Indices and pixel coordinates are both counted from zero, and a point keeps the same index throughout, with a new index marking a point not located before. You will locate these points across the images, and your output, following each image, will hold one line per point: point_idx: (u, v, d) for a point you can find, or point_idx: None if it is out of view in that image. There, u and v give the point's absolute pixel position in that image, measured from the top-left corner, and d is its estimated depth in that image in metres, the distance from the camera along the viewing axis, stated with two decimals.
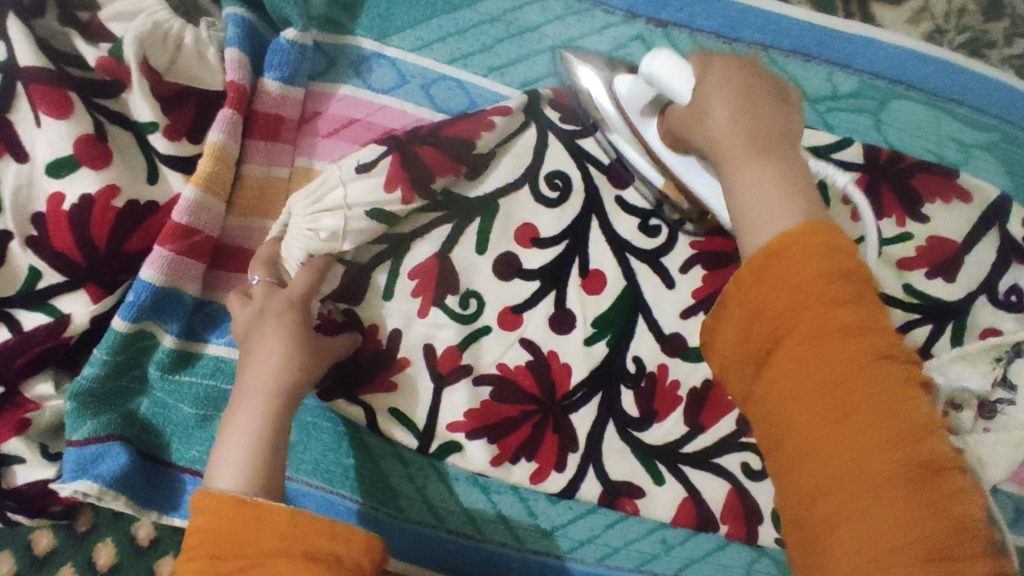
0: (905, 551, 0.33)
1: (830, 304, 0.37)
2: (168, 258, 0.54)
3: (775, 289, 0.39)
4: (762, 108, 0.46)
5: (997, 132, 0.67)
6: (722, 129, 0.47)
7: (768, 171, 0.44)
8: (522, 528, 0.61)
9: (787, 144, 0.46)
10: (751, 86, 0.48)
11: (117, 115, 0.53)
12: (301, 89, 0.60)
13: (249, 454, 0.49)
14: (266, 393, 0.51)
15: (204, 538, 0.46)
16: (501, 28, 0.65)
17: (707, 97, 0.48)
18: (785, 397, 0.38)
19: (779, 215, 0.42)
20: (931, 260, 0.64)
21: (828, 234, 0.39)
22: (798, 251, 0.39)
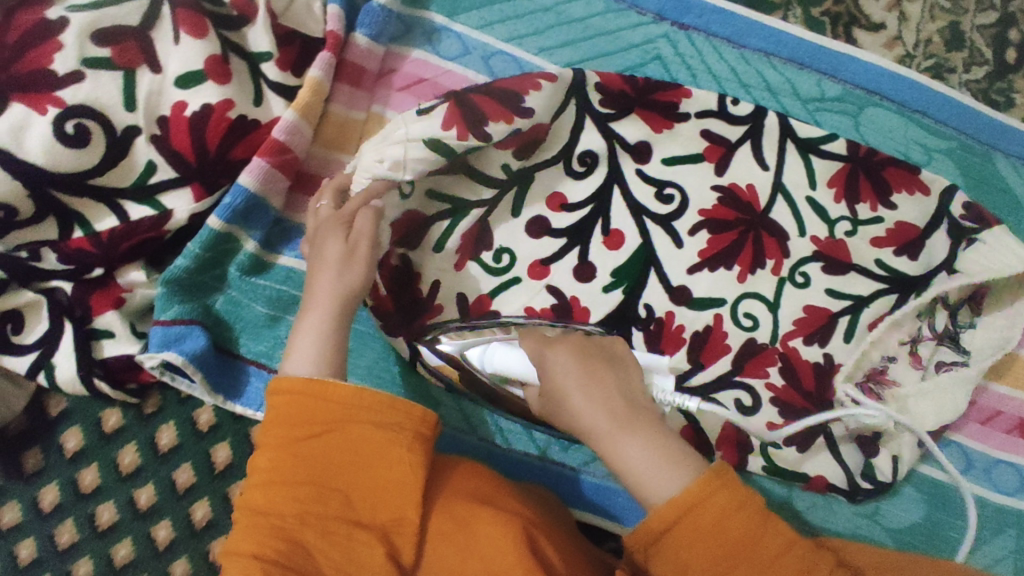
0: None
1: (747, 525, 0.45)
2: (265, 168, 0.63)
3: (708, 568, 0.45)
4: (605, 380, 0.55)
5: (955, 140, 0.80)
6: (583, 406, 0.53)
7: (645, 443, 0.50)
8: (544, 439, 0.69)
9: (640, 406, 0.53)
10: (596, 371, 0.55)
11: (237, 45, 0.62)
12: (383, 47, 0.71)
13: (321, 347, 0.57)
14: (332, 297, 0.59)
15: (279, 409, 0.53)
16: (551, 17, 0.76)
17: (565, 387, 0.55)
18: None
19: (665, 476, 0.48)
20: (898, 240, 0.76)
21: (724, 481, 0.47)
22: (712, 515, 0.46)
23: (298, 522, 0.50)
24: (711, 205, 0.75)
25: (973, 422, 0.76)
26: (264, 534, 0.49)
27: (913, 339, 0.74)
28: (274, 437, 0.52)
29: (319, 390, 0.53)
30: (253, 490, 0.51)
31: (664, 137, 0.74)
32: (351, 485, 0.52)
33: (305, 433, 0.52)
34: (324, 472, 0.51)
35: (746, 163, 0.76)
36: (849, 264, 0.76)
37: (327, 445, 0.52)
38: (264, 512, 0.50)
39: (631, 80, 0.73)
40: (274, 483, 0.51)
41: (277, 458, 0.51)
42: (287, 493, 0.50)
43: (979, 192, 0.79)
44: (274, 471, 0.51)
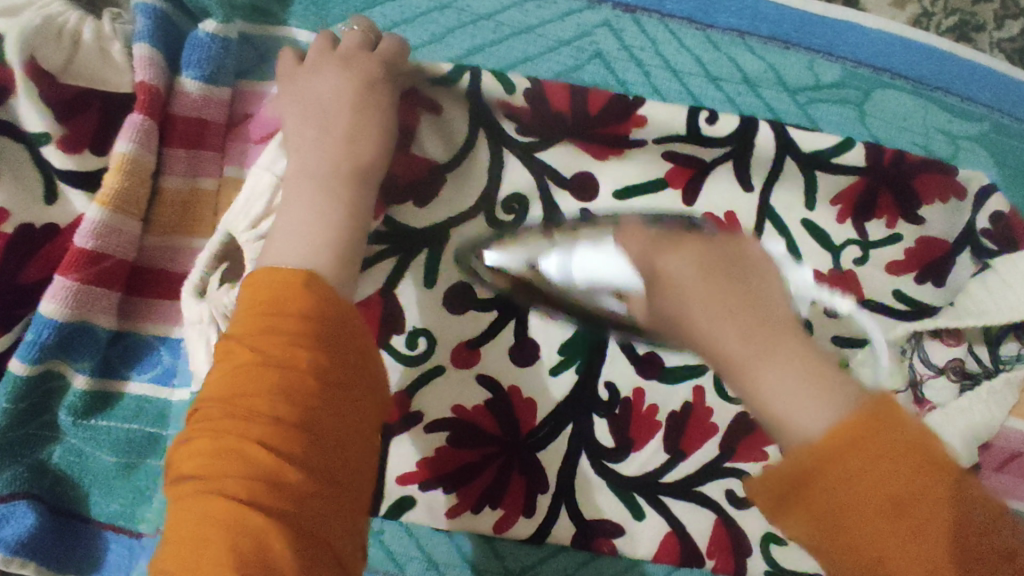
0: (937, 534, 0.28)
1: (908, 469, 0.28)
2: (72, 290, 0.47)
3: (860, 486, 0.29)
4: (725, 274, 0.43)
5: (988, 121, 0.63)
6: (687, 280, 0.42)
7: (789, 370, 0.36)
8: (488, 570, 0.56)
9: (781, 326, 0.39)
10: (716, 278, 0.42)
11: (5, 125, 0.46)
12: (226, 88, 0.53)
13: (317, 229, 0.43)
14: (334, 169, 0.46)
15: (274, 313, 0.36)
16: (452, 16, 0.57)
17: (666, 269, 0.44)
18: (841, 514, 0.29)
19: (814, 403, 0.33)
20: (919, 263, 0.60)
21: (881, 426, 0.30)
22: (866, 457, 0.29)
23: (302, 462, 0.33)
24: None
25: (1018, 479, 0.61)
26: (227, 477, 0.32)
27: (911, 382, 0.58)
28: (255, 340, 0.35)
29: (343, 315, 0.38)
30: (223, 416, 0.34)
31: (609, 165, 0.57)
32: (348, 434, 0.36)
33: (325, 370, 0.35)
34: (323, 423, 0.35)
35: (722, 184, 0.59)
36: (861, 301, 0.59)
37: (325, 376, 0.35)
38: (239, 436, 0.33)
39: (559, 118, 0.56)
40: (245, 414, 0.34)
41: (275, 383, 0.34)
42: (292, 428, 0.34)
43: (1018, 188, 0.63)
44: (238, 388, 0.34)
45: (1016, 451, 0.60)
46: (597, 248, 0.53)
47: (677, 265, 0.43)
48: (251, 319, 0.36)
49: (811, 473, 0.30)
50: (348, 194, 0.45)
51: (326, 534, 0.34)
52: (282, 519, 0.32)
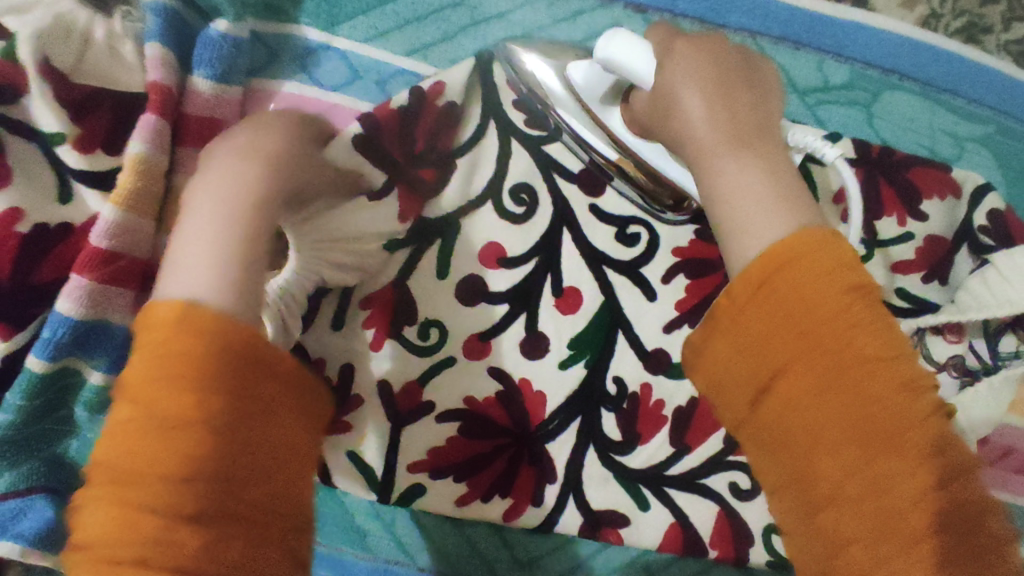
0: (867, 411, 0.31)
1: (851, 325, 0.32)
2: (88, 288, 0.47)
3: (791, 316, 0.32)
4: (729, 86, 0.40)
5: (993, 123, 0.63)
6: (698, 120, 0.39)
7: (757, 170, 0.38)
8: (497, 560, 0.57)
9: (767, 131, 0.40)
10: (729, 82, 0.41)
11: (14, 124, 0.44)
12: (239, 87, 0.53)
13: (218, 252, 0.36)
14: (241, 163, 0.40)
15: (158, 356, 0.31)
16: (464, 15, 0.58)
17: (677, 87, 0.41)
18: (759, 343, 0.33)
19: (774, 221, 0.35)
20: (928, 262, 0.59)
21: (838, 253, 0.33)
22: (806, 270, 0.33)
23: (199, 517, 0.29)
24: (688, 242, 0.60)
25: (1009, 473, 0.62)
26: (124, 547, 0.28)
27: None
28: (141, 396, 0.30)
29: (233, 353, 0.32)
30: (105, 481, 0.29)
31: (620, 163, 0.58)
32: (268, 478, 0.32)
33: (215, 412, 0.31)
34: (239, 453, 0.31)
35: None
36: None
37: (234, 427, 0.31)
38: (126, 499, 0.29)
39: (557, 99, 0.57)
40: (137, 480, 0.29)
41: (160, 432, 0.29)
42: (182, 482, 0.29)
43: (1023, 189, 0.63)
44: (123, 458, 0.30)
45: (1009, 447, 0.62)
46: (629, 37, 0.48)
47: (691, 95, 0.40)
48: (136, 375, 0.31)
49: (758, 288, 0.34)
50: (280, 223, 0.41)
51: None
52: None
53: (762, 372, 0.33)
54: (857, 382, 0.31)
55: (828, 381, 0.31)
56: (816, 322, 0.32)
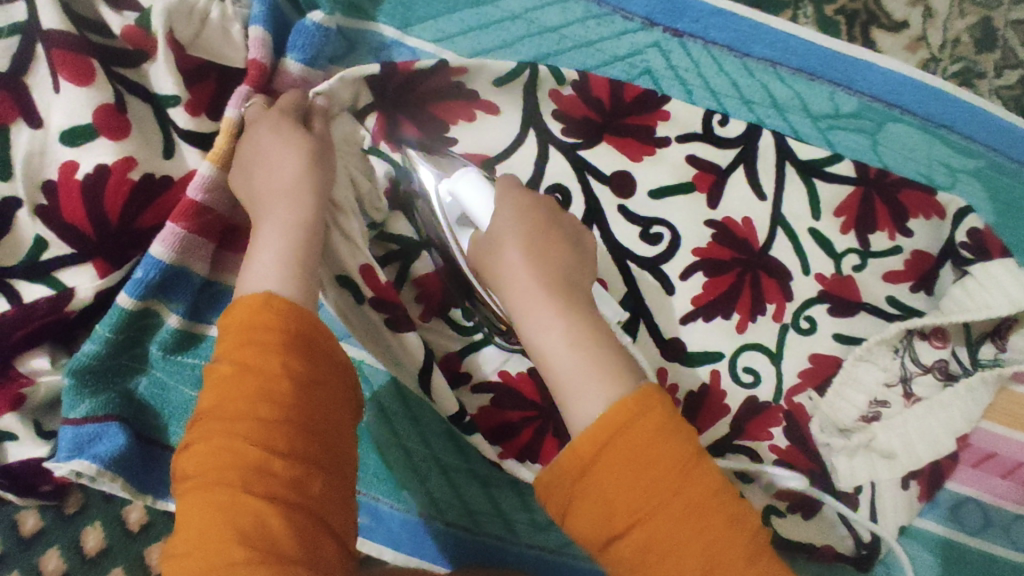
0: (689, 529, 0.39)
1: (666, 474, 0.40)
2: (180, 235, 0.52)
3: (624, 473, 0.40)
4: (549, 251, 0.50)
5: (985, 159, 0.70)
6: (519, 274, 0.48)
7: (565, 342, 0.46)
8: (519, 522, 0.62)
9: (574, 287, 0.48)
10: (541, 238, 0.50)
11: (136, 85, 0.52)
12: (322, 72, 0.59)
13: (285, 249, 0.47)
14: (295, 189, 0.49)
15: (253, 336, 0.42)
16: (522, 26, 0.65)
17: (500, 242, 0.50)
18: (609, 501, 0.40)
19: (595, 391, 0.43)
20: (916, 273, 0.67)
21: (648, 410, 0.41)
22: (631, 437, 0.41)
23: (287, 453, 0.40)
24: (706, 243, 0.65)
25: (993, 476, 0.67)
26: (232, 470, 0.39)
27: (903, 377, 0.65)
28: (230, 359, 0.42)
29: (311, 333, 0.44)
30: (213, 424, 0.40)
31: (644, 165, 0.64)
32: (330, 418, 0.43)
33: (299, 373, 0.42)
34: (314, 411, 0.42)
35: (739, 192, 0.66)
36: (859, 303, 0.66)
37: (304, 377, 0.42)
38: (230, 436, 0.39)
39: (597, 104, 0.64)
40: (232, 420, 0.40)
41: (253, 391, 0.40)
42: (274, 424, 0.40)
43: (1008, 220, 0.70)
44: (219, 404, 0.40)
45: (991, 451, 0.67)
46: (478, 178, 0.52)
47: (510, 259, 0.49)
48: (233, 339, 0.43)
49: (598, 455, 0.41)
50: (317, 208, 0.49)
51: (319, 505, 0.40)
52: (271, 498, 0.38)
53: (615, 524, 0.40)
54: (680, 516, 0.39)
55: (670, 522, 0.39)
56: (643, 483, 0.40)
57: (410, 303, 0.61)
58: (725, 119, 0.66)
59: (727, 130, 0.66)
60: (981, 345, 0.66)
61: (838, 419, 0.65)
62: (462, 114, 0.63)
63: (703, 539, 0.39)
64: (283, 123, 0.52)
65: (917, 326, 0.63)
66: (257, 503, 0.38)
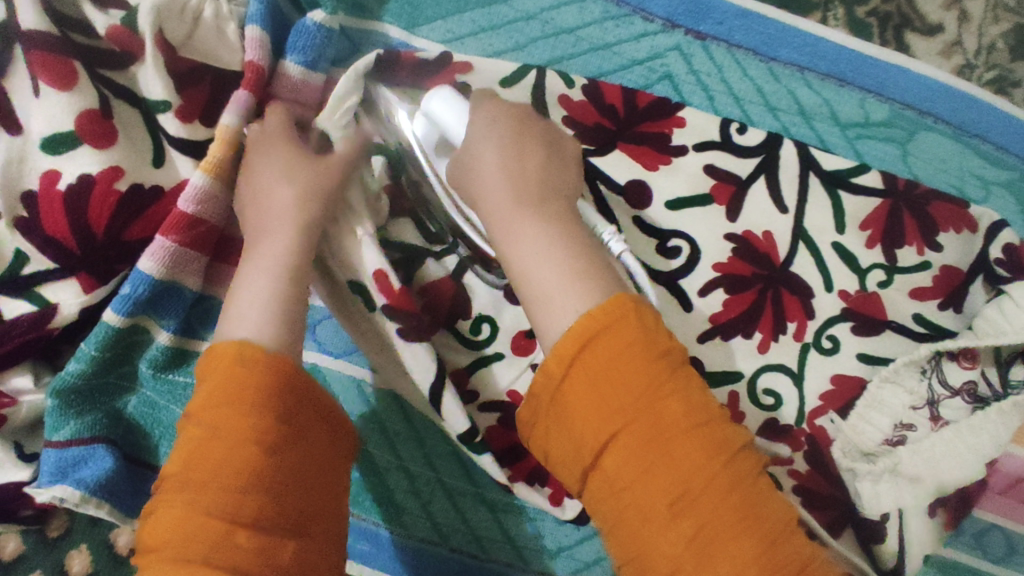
0: (660, 433, 0.39)
1: (639, 384, 0.39)
2: (171, 249, 0.49)
3: (595, 382, 0.40)
4: (530, 157, 0.50)
5: (1018, 170, 0.67)
6: (495, 172, 0.49)
7: (542, 241, 0.46)
8: (528, 548, 0.59)
9: (553, 196, 0.49)
10: (524, 144, 0.51)
11: (123, 89, 0.48)
12: (323, 75, 0.56)
13: (274, 291, 0.46)
14: (291, 222, 0.48)
15: (228, 391, 0.41)
16: (536, 27, 0.61)
17: (478, 143, 0.50)
18: (584, 415, 0.40)
19: (570, 302, 0.43)
20: (944, 290, 0.64)
21: (619, 313, 0.41)
22: (604, 344, 0.40)
23: (253, 524, 0.38)
24: (726, 258, 0.62)
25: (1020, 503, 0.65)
26: (196, 544, 0.37)
27: (930, 400, 0.63)
28: (200, 419, 0.40)
29: (291, 386, 0.43)
30: (177, 491, 0.39)
31: (660, 174, 0.61)
32: (305, 480, 0.42)
33: (270, 435, 0.41)
34: (286, 473, 0.41)
35: (761, 205, 0.62)
36: (885, 321, 0.63)
37: (276, 439, 0.41)
38: (194, 506, 0.38)
39: (611, 111, 0.61)
40: (200, 488, 0.39)
41: (220, 455, 0.39)
42: (240, 494, 0.39)
43: None
44: (186, 469, 0.39)
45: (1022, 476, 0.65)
46: (453, 97, 0.52)
47: (489, 159, 0.50)
48: (202, 398, 0.41)
49: (569, 371, 0.41)
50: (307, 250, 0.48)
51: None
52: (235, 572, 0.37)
53: (588, 446, 0.40)
54: (651, 425, 0.39)
55: (643, 429, 0.39)
56: (616, 392, 0.40)
57: (417, 315, 0.57)
58: (746, 128, 0.63)
59: (746, 138, 0.62)
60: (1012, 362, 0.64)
61: (862, 442, 0.63)
62: None
63: (676, 452, 0.39)
64: (269, 156, 0.50)
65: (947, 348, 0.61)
66: None
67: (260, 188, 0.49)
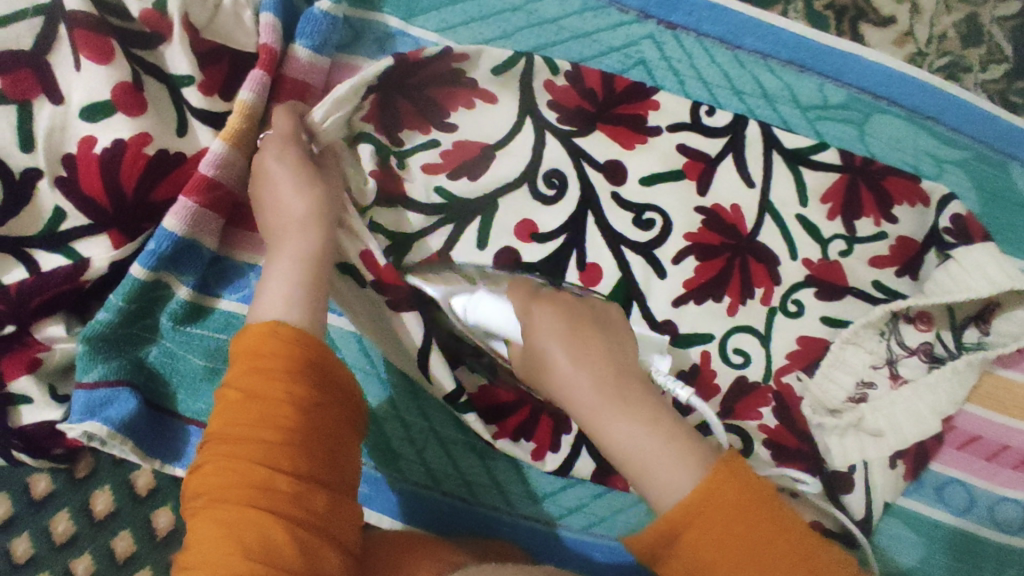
0: (776, 564, 0.41)
1: (749, 520, 0.42)
2: (192, 210, 0.55)
3: (711, 546, 0.42)
4: (585, 336, 0.50)
5: (970, 150, 0.72)
6: (563, 367, 0.48)
7: (637, 425, 0.46)
8: (515, 493, 0.63)
9: (629, 368, 0.49)
10: (584, 333, 0.50)
11: (152, 66, 0.55)
12: (327, 59, 0.62)
13: (291, 281, 0.50)
14: (304, 219, 0.52)
15: (261, 361, 0.45)
16: (521, 18, 0.67)
17: (536, 313, 0.52)
18: (703, 558, 0.42)
19: (677, 482, 0.44)
20: (899, 259, 0.69)
21: (724, 478, 0.43)
22: (713, 509, 0.42)
23: (289, 471, 0.43)
24: (697, 228, 0.67)
25: (978, 459, 0.69)
26: (240, 489, 0.42)
27: (888, 360, 0.68)
28: (239, 385, 0.45)
29: (317, 360, 0.47)
30: (221, 445, 0.43)
31: (636, 153, 0.66)
32: (332, 438, 0.46)
33: (303, 398, 0.45)
34: (317, 430, 0.45)
35: (729, 180, 0.68)
36: (846, 287, 0.68)
37: (308, 402, 0.45)
38: (237, 458, 0.43)
39: (591, 94, 0.67)
40: (242, 443, 0.43)
41: (259, 417, 0.44)
42: (279, 446, 0.43)
43: (994, 208, 0.72)
44: (229, 428, 0.44)
45: (976, 434, 0.69)
46: (495, 297, 0.54)
47: (542, 316, 0.51)
48: (241, 368, 0.45)
49: (687, 525, 0.42)
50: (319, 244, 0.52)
51: (321, 519, 0.44)
52: (276, 514, 0.42)
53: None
54: (758, 557, 0.41)
55: (760, 570, 0.41)
56: (737, 549, 0.41)
57: None
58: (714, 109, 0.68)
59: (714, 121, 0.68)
60: (965, 329, 0.69)
61: (827, 400, 0.67)
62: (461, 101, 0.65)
63: None
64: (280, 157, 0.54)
65: (902, 308, 0.65)
66: (263, 518, 0.41)
67: (275, 189, 0.53)
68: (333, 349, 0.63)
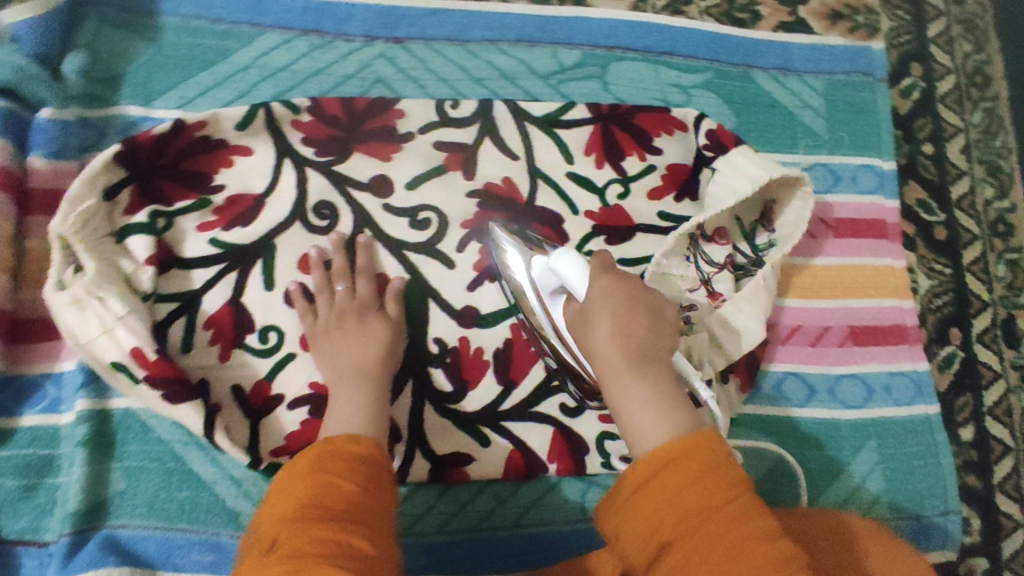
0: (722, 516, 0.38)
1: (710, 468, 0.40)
2: None
3: (666, 483, 0.41)
4: (642, 315, 0.49)
5: (710, 71, 0.77)
6: (601, 346, 0.48)
7: (643, 395, 0.46)
8: None
9: (658, 355, 0.48)
10: (635, 305, 0.50)
11: None
12: (74, 161, 0.64)
13: (361, 414, 0.55)
14: (368, 365, 0.59)
15: (326, 457, 0.48)
16: (254, 73, 0.70)
17: (595, 310, 0.50)
18: (652, 492, 0.41)
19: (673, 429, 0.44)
20: (674, 184, 0.73)
21: (703, 444, 0.41)
22: (678, 465, 0.41)
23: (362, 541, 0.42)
24: (473, 214, 0.68)
25: (804, 346, 0.72)
26: (310, 551, 0.40)
27: (702, 280, 0.69)
28: (295, 484, 0.45)
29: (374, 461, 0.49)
30: (290, 517, 0.42)
31: (394, 162, 0.68)
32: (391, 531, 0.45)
33: (362, 486, 0.46)
34: (378, 515, 0.45)
35: (493, 160, 0.70)
36: (633, 226, 0.71)
37: (369, 491, 0.46)
38: (313, 528, 0.41)
39: (336, 121, 0.68)
40: (316, 513, 0.43)
41: (350, 499, 0.44)
42: (348, 520, 0.43)
43: (748, 115, 0.76)
44: (294, 510, 0.43)
45: (795, 324, 0.72)
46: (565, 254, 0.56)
47: (600, 329, 0.49)
48: (301, 465, 0.47)
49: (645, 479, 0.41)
50: (376, 380, 0.58)
51: None
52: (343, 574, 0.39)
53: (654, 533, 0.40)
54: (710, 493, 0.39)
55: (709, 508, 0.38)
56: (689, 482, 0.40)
57: (205, 349, 0.62)
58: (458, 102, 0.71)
59: (461, 111, 0.71)
60: (755, 233, 0.72)
61: None
62: (220, 163, 0.66)
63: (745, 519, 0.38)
64: (365, 309, 0.62)
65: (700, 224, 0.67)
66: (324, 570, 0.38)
67: (344, 339, 0.60)
68: (146, 432, 0.61)
